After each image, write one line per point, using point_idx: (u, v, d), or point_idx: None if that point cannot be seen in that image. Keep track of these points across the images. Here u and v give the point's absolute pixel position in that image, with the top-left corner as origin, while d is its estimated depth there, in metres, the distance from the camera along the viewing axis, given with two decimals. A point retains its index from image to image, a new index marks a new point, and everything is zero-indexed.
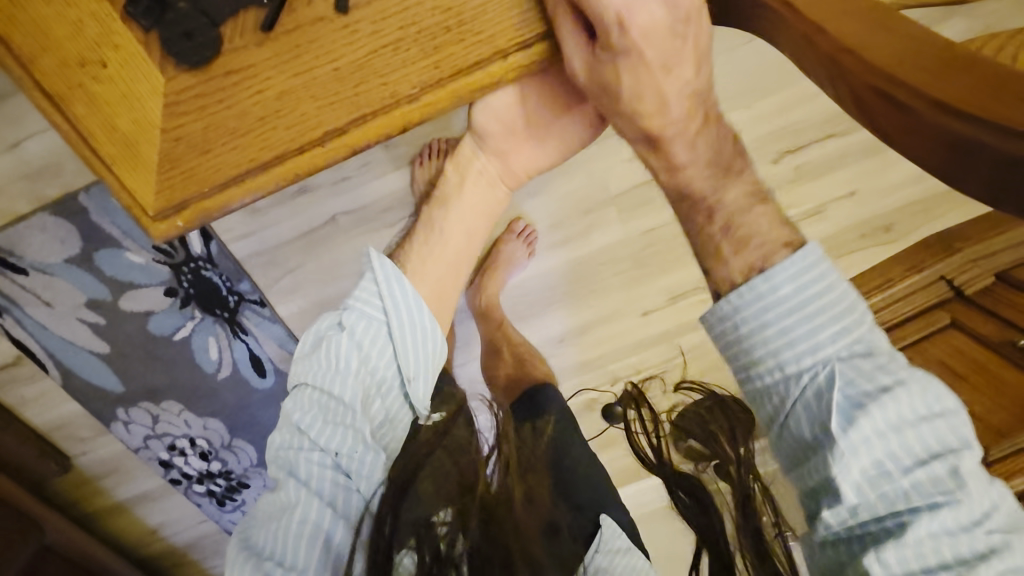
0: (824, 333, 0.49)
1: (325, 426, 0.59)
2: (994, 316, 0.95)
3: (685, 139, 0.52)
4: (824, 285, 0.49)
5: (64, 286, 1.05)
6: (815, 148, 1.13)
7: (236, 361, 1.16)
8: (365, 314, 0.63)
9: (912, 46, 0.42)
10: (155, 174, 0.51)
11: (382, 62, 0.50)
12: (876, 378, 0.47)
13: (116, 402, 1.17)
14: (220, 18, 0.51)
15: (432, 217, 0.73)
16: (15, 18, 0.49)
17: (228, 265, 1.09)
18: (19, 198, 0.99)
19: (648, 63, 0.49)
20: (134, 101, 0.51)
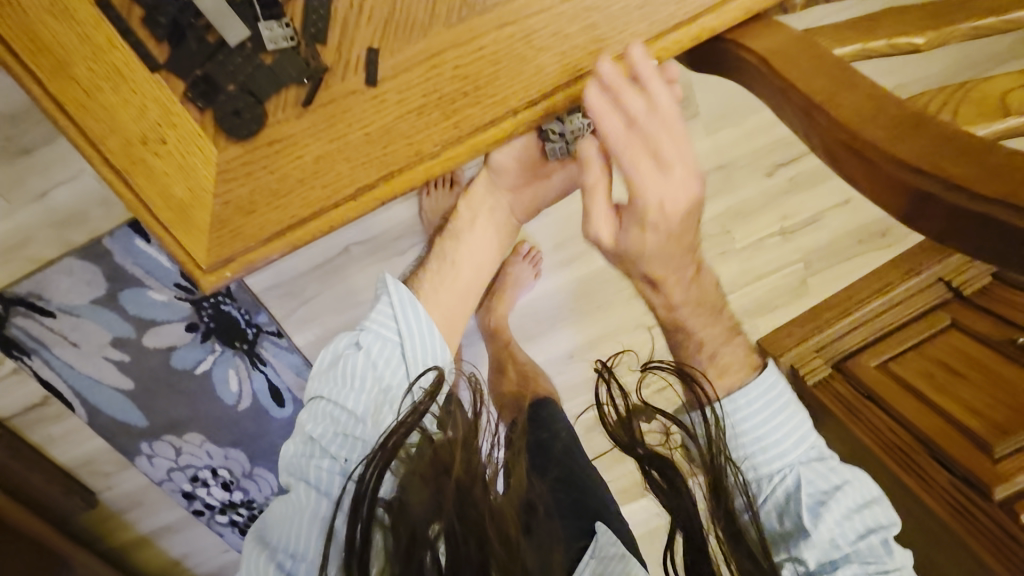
0: (789, 446, 0.66)
1: (334, 438, 0.63)
2: (991, 314, 0.99)
3: (682, 284, 0.63)
4: (790, 410, 0.67)
5: (91, 326, 1.09)
6: (807, 160, 1.17)
7: (256, 392, 1.19)
8: (380, 335, 0.67)
9: (877, 108, 0.47)
10: (207, 234, 0.55)
11: (408, 125, 0.54)
12: (828, 478, 0.65)
13: (140, 436, 1.20)
14: (264, 96, 0.54)
15: (444, 249, 0.77)
16: (80, 101, 0.51)
17: (247, 299, 1.12)
18: (47, 244, 1.03)
19: (670, 234, 0.56)
20: (189, 171, 0.54)
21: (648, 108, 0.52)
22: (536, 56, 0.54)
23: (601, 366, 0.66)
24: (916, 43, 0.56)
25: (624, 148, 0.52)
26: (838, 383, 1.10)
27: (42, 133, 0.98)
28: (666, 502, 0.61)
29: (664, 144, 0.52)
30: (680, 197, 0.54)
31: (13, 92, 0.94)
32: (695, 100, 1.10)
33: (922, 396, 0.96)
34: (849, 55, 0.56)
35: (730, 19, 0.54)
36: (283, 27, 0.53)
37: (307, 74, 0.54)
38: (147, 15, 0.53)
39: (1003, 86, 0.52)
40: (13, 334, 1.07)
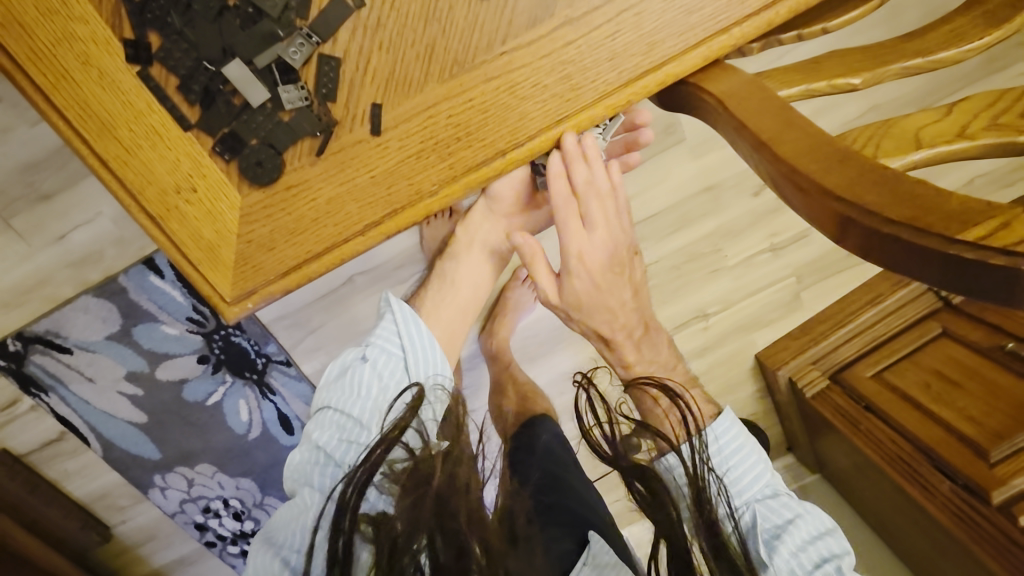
0: (743, 485, 0.73)
1: (339, 443, 0.68)
2: (982, 322, 1.01)
3: (631, 342, 0.75)
4: (743, 451, 0.74)
5: (105, 361, 1.12)
6: None
7: (266, 421, 1.23)
8: (385, 349, 0.72)
9: (818, 142, 0.52)
10: (231, 271, 0.59)
11: (410, 168, 0.59)
12: (782, 513, 0.70)
13: (153, 468, 1.23)
14: (282, 146, 0.58)
15: (445, 268, 0.83)
16: (121, 157, 0.56)
17: (256, 330, 1.15)
18: (63, 284, 1.07)
19: (593, 282, 0.69)
20: (217, 215, 0.58)
21: (585, 180, 0.63)
22: (521, 105, 0.58)
23: (583, 378, 0.69)
24: (852, 83, 0.60)
25: (561, 208, 0.65)
26: (835, 394, 1.14)
27: (60, 178, 1.01)
28: (651, 514, 0.63)
29: (592, 206, 0.65)
30: (597, 247, 0.67)
31: (34, 141, 0.98)
32: (680, 127, 1.12)
33: (919, 404, 1.00)
34: (789, 96, 0.61)
35: (692, 66, 0.58)
36: (298, 90, 0.57)
37: (320, 127, 0.58)
38: (181, 82, 0.56)
39: (920, 122, 0.56)
40: (32, 371, 1.11)
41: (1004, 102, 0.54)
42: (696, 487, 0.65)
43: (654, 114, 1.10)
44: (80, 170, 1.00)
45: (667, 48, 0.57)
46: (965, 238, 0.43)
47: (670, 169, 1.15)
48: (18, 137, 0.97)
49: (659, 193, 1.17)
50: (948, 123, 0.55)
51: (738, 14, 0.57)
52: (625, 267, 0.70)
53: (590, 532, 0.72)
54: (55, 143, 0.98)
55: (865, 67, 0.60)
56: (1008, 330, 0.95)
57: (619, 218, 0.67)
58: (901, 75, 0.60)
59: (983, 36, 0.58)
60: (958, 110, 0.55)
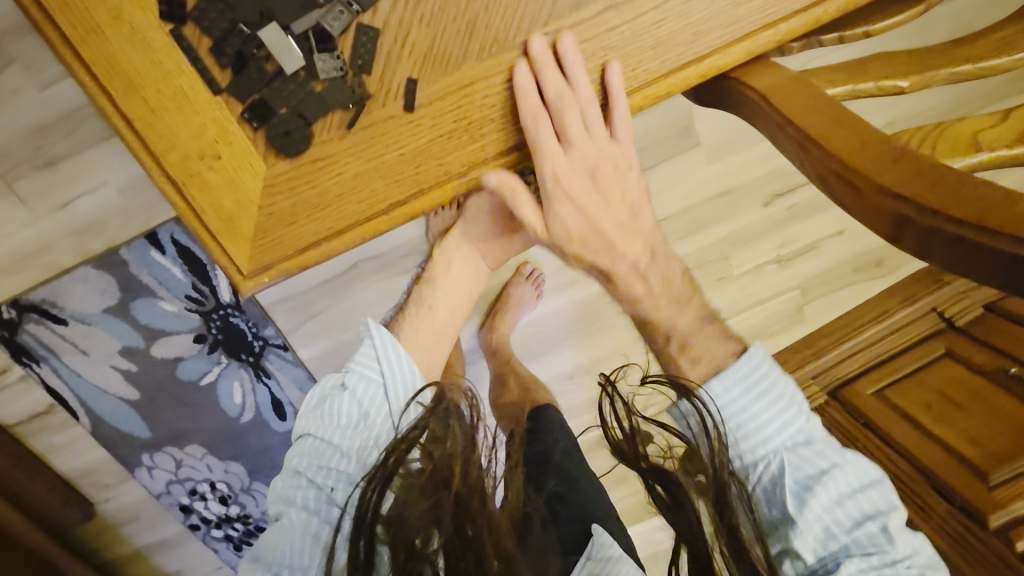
0: (771, 431, 0.65)
1: (319, 470, 0.67)
2: (987, 345, 1.03)
3: (636, 274, 0.68)
4: (769, 387, 0.66)
5: (100, 334, 1.11)
6: (804, 191, 1.19)
7: (259, 405, 1.21)
8: (364, 375, 0.71)
9: (861, 146, 0.52)
10: (252, 242, 0.58)
11: (440, 148, 0.58)
12: (817, 464, 0.63)
13: (142, 447, 1.22)
14: (312, 117, 0.57)
15: (421, 294, 0.83)
16: (147, 118, 0.55)
17: (254, 311, 1.13)
18: (63, 253, 1.05)
19: (578, 206, 0.64)
20: (239, 183, 0.57)
21: (557, 90, 0.57)
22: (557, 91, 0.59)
23: (605, 379, 0.69)
24: (900, 86, 0.59)
25: (530, 124, 0.58)
26: (834, 410, 1.13)
27: (68, 144, 0.99)
28: (670, 514, 0.63)
29: (569, 120, 0.59)
30: (576, 167, 0.62)
31: (45, 104, 0.96)
32: (695, 130, 1.12)
33: (918, 424, 1.00)
34: (837, 94, 0.60)
35: (732, 61, 0.58)
36: (334, 59, 0.55)
37: (353, 99, 0.57)
38: (215, 44, 0.55)
39: (977, 126, 0.56)
40: (24, 340, 1.09)
41: None
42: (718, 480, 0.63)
43: (671, 114, 1.10)
44: (89, 137, 0.99)
45: (711, 40, 0.57)
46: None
47: (683, 174, 1.15)
48: (27, 98, 0.95)
49: (673, 195, 1.16)
50: (1001, 131, 0.54)
51: (784, 11, 0.57)
52: (610, 190, 0.65)
53: (591, 524, 0.73)
54: (63, 108, 0.96)
55: (911, 71, 0.60)
56: (1010, 354, 0.98)
57: (603, 132, 0.61)
58: (946, 82, 0.59)
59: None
60: (1008, 119, 0.55)
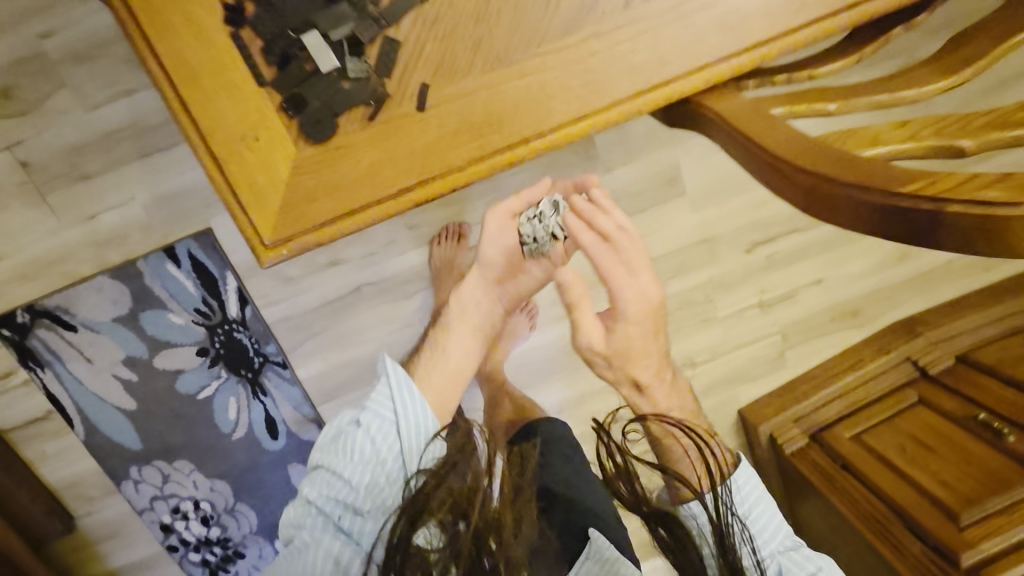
0: (766, 537, 0.75)
1: (330, 500, 0.69)
2: (957, 394, 1.08)
3: (663, 388, 0.78)
4: (760, 500, 0.77)
5: (107, 342, 1.15)
6: (785, 240, 1.26)
7: (252, 422, 1.23)
8: (378, 414, 0.72)
9: (819, 154, 0.59)
10: (277, 214, 0.64)
11: (445, 144, 0.65)
12: (805, 566, 0.73)
13: (131, 460, 1.22)
14: (340, 110, 0.64)
15: (438, 339, 0.84)
16: (200, 101, 0.62)
17: (259, 328, 1.18)
18: (84, 262, 1.11)
19: (636, 321, 0.72)
20: (269, 164, 0.64)
21: (614, 225, 0.71)
22: (545, 104, 0.65)
23: (599, 427, 0.69)
24: (826, 109, 0.67)
25: (597, 255, 0.70)
26: (814, 452, 1.16)
27: (102, 162, 1.07)
28: (673, 556, 0.69)
29: (629, 249, 0.70)
30: (641, 287, 0.71)
31: (86, 125, 1.05)
32: (682, 180, 1.20)
33: (893, 465, 1.03)
34: (781, 113, 0.68)
35: (693, 87, 0.65)
36: (362, 63, 0.64)
37: (374, 97, 0.64)
38: (265, 45, 0.63)
39: (876, 130, 0.63)
40: (33, 344, 1.13)
41: (937, 122, 0.60)
42: (720, 532, 0.68)
43: (659, 163, 1.19)
44: (123, 156, 1.07)
45: (676, 68, 0.65)
46: (904, 190, 0.51)
47: (672, 219, 1.22)
48: (71, 118, 1.04)
49: (661, 237, 1.23)
50: (898, 131, 0.61)
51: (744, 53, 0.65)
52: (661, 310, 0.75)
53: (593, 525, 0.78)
54: (102, 128, 1.05)
55: (835, 97, 0.68)
56: (980, 402, 1.02)
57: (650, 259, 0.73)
58: (865, 108, 0.67)
59: (933, 83, 0.65)
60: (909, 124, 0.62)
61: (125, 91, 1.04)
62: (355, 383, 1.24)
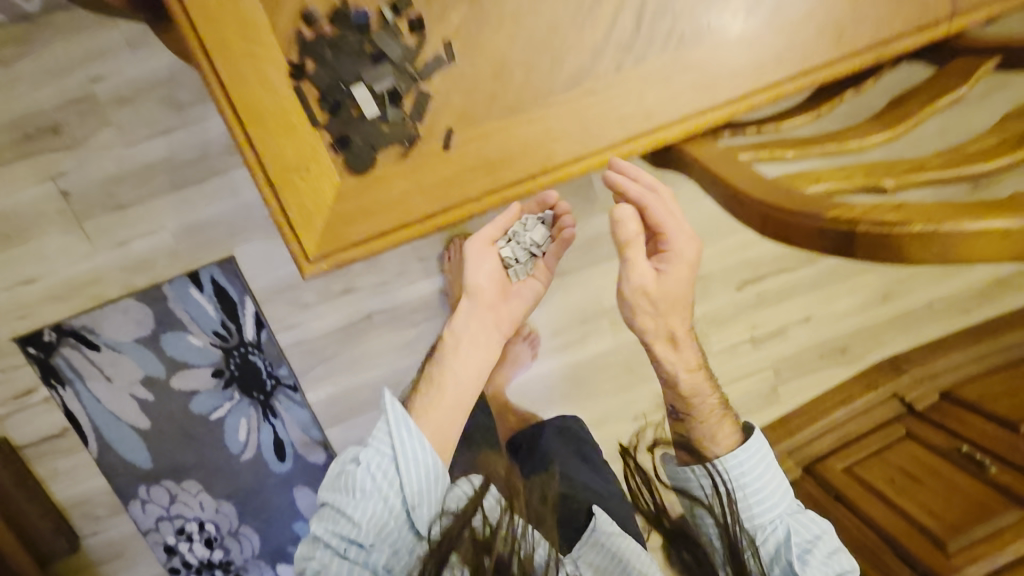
0: (774, 500, 0.79)
1: (334, 540, 0.69)
2: (942, 427, 1.13)
3: (689, 353, 0.78)
4: (769, 470, 0.80)
5: (127, 362, 1.21)
6: (773, 279, 1.34)
7: (261, 443, 1.28)
8: (378, 450, 0.72)
9: (797, 197, 0.63)
10: (318, 233, 0.69)
11: (463, 178, 0.72)
12: (807, 529, 0.79)
13: (140, 479, 1.26)
14: (379, 146, 0.70)
15: (433, 369, 0.80)
16: (265, 132, 0.67)
17: (273, 351, 1.24)
18: (111, 285, 1.18)
19: (689, 264, 0.71)
20: (319, 193, 0.69)
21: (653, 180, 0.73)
22: (551, 146, 0.72)
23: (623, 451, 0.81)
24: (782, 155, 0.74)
25: (650, 202, 0.70)
26: (809, 485, 1.18)
27: (137, 193, 1.15)
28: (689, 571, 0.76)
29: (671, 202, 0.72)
30: (688, 235, 0.71)
31: (125, 159, 1.14)
32: None
33: (883, 495, 1.06)
34: (747, 159, 0.74)
35: (677, 135, 0.73)
36: (399, 113, 0.70)
37: (406, 136, 0.70)
38: (321, 93, 0.68)
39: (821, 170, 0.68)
40: (57, 362, 1.19)
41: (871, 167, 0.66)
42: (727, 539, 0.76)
43: None
44: (157, 188, 1.15)
45: (662, 118, 0.73)
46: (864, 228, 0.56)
47: None
48: (113, 153, 1.13)
49: None
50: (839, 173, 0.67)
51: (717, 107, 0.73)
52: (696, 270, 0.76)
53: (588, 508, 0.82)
54: (140, 163, 1.14)
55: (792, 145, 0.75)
56: (964, 434, 1.07)
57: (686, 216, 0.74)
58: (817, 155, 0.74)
59: (874, 136, 0.72)
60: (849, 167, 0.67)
61: (164, 129, 1.13)
62: (362, 407, 1.29)
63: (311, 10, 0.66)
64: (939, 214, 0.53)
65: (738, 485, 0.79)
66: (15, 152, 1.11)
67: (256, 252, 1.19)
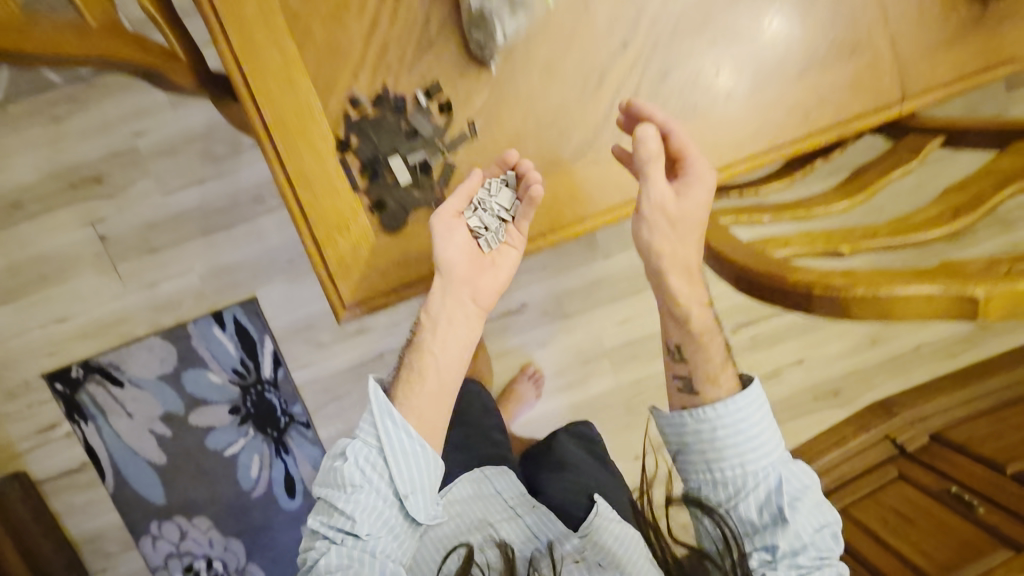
0: (766, 438, 0.70)
1: (328, 536, 0.65)
2: (932, 468, 1.16)
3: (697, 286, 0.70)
4: (760, 410, 0.70)
5: (149, 399, 1.26)
6: (765, 323, 1.40)
7: (272, 480, 1.31)
8: (364, 442, 0.66)
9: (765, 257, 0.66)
10: (354, 283, 0.67)
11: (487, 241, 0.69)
12: (798, 476, 0.69)
13: (154, 514, 1.29)
14: (411, 208, 0.67)
15: (413, 359, 0.67)
16: (308, 175, 0.64)
17: (288, 389, 1.29)
18: (139, 324, 1.24)
19: (703, 183, 0.65)
20: (354, 242, 0.66)
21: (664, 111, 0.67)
22: (581, 206, 0.69)
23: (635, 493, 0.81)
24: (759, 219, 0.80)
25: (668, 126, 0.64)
26: None
27: (169, 238, 1.23)
28: None
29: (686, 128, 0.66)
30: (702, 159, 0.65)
31: (160, 207, 1.22)
32: None
33: (879, 536, 1.10)
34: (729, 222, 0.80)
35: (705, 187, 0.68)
36: (428, 189, 0.68)
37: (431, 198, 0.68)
38: (366, 162, 0.66)
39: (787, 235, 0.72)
40: (82, 398, 1.25)
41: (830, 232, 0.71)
42: None
43: None
44: (188, 233, 1.24)
45: None
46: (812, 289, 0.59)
47: None
48: (149, 201, 1.22)
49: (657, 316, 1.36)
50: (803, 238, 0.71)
51: None
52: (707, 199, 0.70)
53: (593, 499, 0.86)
54: (174, 210, 1.23)
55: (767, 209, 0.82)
56: (953, 476, 1.12)
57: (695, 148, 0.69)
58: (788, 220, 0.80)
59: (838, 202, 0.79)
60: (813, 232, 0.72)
61: (198, 180, 1.22)
62: None
63: (355, 93, 0.65)
64: (882, 279, 0.56)
65: (730, 428, 0.70)
66: (60, 200, 1.20)
67: (277, 294, 1.26)
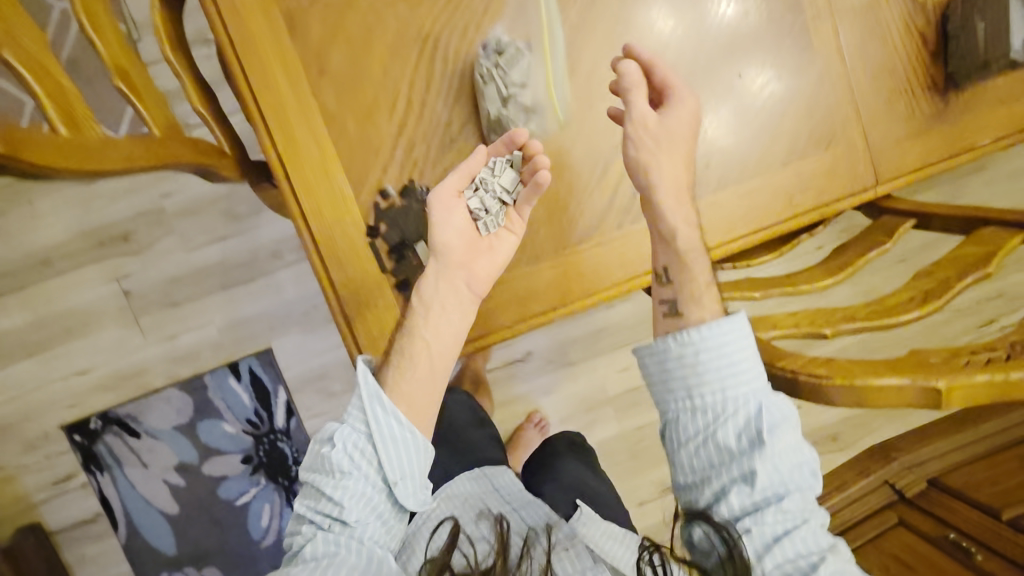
0: (746, 360, 0.63)
1: (314, 524, 0.62)
2: (931, 514, 1.17)
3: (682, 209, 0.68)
4: (738, 337, 0.64)
5: (164, 449, 1.29)
6: None
7: (282, 529, 1.33)
8: (353, 429, 0.63)
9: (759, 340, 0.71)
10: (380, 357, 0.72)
11: (500, 317, 0.74)
12: (779, 406, 0.63)
13: (164, 564, 1.31)
14: None
15: (406, 341, 0.66)
16: (339, 256, 0.70)
17: (300, 438, 1.32)
18: (157, 376, 1.29)
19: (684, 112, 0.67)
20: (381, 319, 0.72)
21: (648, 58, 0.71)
22: (586, 286, 0.75)
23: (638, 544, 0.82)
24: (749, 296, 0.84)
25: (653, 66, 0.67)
26: None
27: (189, 292, 1.29)
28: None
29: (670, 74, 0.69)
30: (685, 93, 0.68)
31: (182, 263, 1.28)
32: None
33: None
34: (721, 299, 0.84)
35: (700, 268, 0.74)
36: None
37: None
38: (395, 246, 0.71)
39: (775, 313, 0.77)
40: (99, 449, 1.28)
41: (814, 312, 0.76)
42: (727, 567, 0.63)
43: None
44: (208, 288, 1.29)
45: None
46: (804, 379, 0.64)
47: None
48: (172, 258, 1.28)
49: None
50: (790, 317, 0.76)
51: None
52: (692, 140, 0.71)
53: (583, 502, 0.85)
54: (195, 266, 1.28)
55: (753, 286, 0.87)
56: (950, 523, 1.12)
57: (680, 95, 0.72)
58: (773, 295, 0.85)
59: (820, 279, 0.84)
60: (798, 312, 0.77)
61: (220, 237, 1.28)
62: None
63: (386, 186, 0.71)
64: (858, 370, 0.62)
65: (703, 356, 0.64)
66: (88, 258, 1.26)
67: (291, 346, 1.31)
